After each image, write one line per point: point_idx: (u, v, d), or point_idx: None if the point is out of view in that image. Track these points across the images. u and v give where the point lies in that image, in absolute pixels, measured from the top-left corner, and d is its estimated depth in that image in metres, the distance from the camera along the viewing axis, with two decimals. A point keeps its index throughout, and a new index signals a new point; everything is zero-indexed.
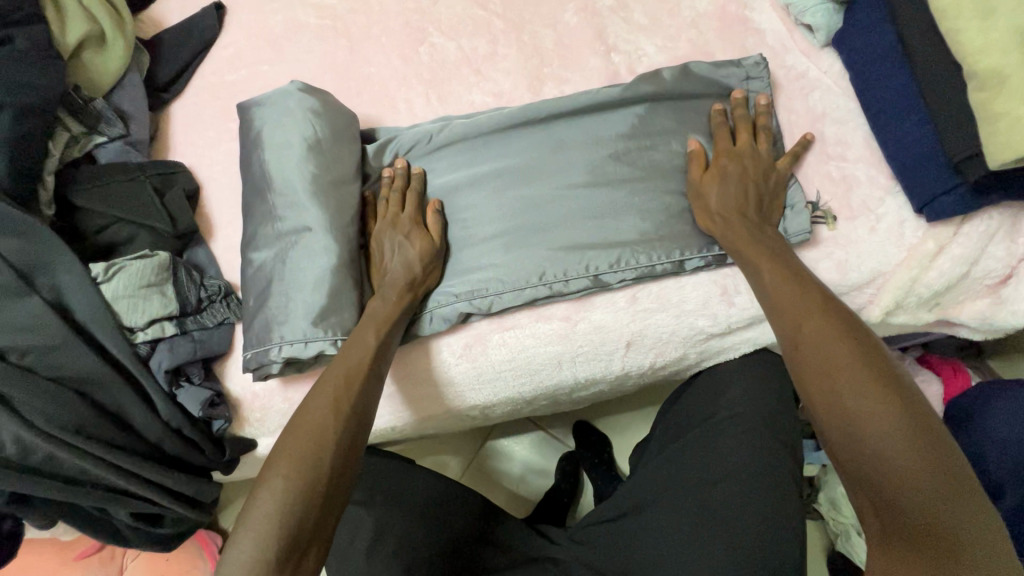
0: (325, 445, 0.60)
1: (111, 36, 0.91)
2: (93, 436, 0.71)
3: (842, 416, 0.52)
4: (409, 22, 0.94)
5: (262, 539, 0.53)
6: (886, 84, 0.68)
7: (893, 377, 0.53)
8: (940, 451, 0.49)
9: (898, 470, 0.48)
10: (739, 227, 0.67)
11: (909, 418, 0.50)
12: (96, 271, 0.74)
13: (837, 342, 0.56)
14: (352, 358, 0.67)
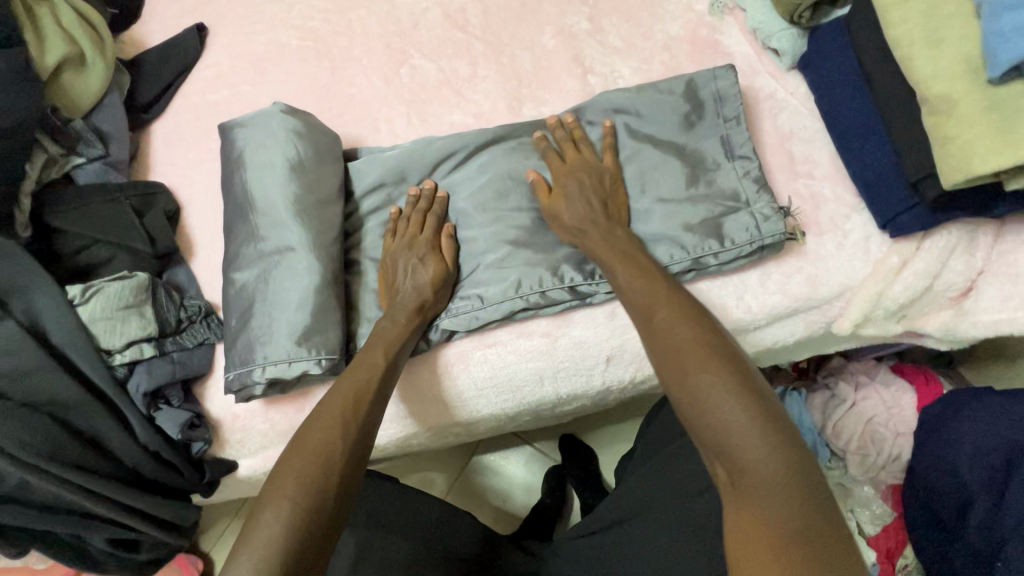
0: (334, 461, 0.59)
1: (92, 57, 0.91)
2: (68, 461, 0.70)
3: (699, 402, 0.52)
4: (390, 44, 0.96)
5: (265, 562, 0.52)
6: (849, 106, 0.71)
7: (711, 359, 0.55)
8: (790, 439, 0.50)
9: (755, 457, 0.49)
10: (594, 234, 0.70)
11: (763, 407, 0.51)
12: (73, 293, 0.74)
13: (696, 339, 0.57)
14: (361, 373, 0.67)
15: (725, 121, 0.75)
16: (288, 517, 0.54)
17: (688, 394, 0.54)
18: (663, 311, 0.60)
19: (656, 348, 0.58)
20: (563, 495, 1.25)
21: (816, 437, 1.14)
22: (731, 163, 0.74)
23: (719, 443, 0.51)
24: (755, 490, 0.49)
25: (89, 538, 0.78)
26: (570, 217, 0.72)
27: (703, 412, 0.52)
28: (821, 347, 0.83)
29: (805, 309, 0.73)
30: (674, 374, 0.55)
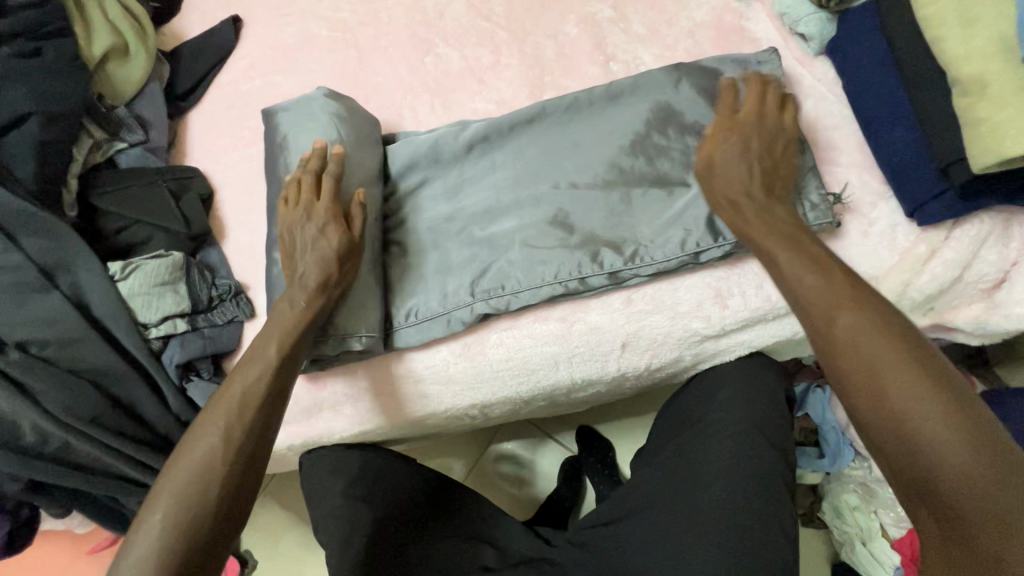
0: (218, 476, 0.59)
1: (135, 48, 0.95)
2: (109, 426, 0.75)
3: (895, 407, 0.49)
4: (416, 33, 0.98)
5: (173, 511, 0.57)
6: (878, 91, 0.69)
7: (918, 361, 0.50)
8: (999, 450, 0.45)
9: (957, 475, 0.45)
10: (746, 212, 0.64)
11: (969, 411, 0.47)
12: (114, 269, 0.78)
13: (876, 337, 0.52)
14: (252, 378, 0.66)
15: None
16: (164, 531, 0.56)
17: (870, 398, 0.50)
18: (844, 318, 0.54)
19: (838, 364, 0.53)
20: (578, 487, 1.26)
21: (840, 436, 1.13)
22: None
23: (916, 472, 0.47)
24: (958, 509, 0.45)
25: (125, 503, 0.83)
26: (727, 193, 0.66)
27: (899, 436, 0.48)
28: None
29: None
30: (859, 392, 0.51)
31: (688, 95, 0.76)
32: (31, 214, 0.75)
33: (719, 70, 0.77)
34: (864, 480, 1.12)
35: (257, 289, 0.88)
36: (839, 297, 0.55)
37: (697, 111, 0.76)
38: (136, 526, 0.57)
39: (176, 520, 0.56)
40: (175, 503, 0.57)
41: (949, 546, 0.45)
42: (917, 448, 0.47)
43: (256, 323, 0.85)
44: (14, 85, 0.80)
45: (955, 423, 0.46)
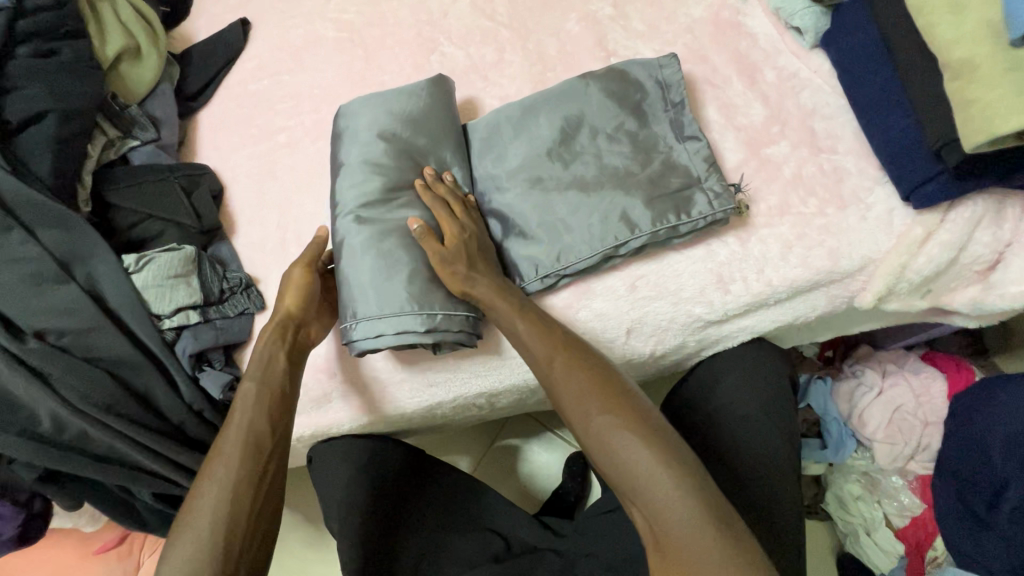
0: (242, 504, 0.66)
1: (146, 49, 0.98)
2: (124, 415, 0.76)
3: (605, 452, 0.63)
4: (421, 33, 1.01)
5: (221, 499, 0.65)
6: (872, 79, 0.72)
7: (616, 404, 0.65)
8: (718, 506, 0.58)
9: (676, 520, 0.57)
10: (486, 290, 0.71)
11: (686, 469, 0.60)
12: (129, 261, 0.80)
13: (585, 383, 0.66)
14: (252, 420, 0.71)
15: (672, 106, 0.78)
16: (211, 506, 0.65)
17: (592, 440, 0.64)
18: (556, 362, 0.69)
19: (571, 403, 0.66)
20: (583, 480, 1.27)
21: (842, 426, 1.14)
22: (682, 143, 0.76)
23: (652, 512, 0.59)
24: (678, 543, 0.57)
25: (138, 493, 0.83)
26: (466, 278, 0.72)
27: (630, 474, 0.61)
28: (845, 324, 0.82)
29: (825, 283, 0.73)
30: (585, 427, 0.65)
31: (657, 82, 0.78)
32: (48, 208, 0.77)
33: (627, 71, 0.80)
34: (865, 470, 1.13)
35: (267, 281, 0.90)
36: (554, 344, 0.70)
37: (671, 95, 0.78)
38: (191, 517, 0.65)
39: (200, 541, 0.63)
40: (219, 473, 0.67)
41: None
42: (665, 496, 0.59)
43: (266, 315, 0.87)
44: (33, 84, 0.82)
45: (679, 475, 0.59)
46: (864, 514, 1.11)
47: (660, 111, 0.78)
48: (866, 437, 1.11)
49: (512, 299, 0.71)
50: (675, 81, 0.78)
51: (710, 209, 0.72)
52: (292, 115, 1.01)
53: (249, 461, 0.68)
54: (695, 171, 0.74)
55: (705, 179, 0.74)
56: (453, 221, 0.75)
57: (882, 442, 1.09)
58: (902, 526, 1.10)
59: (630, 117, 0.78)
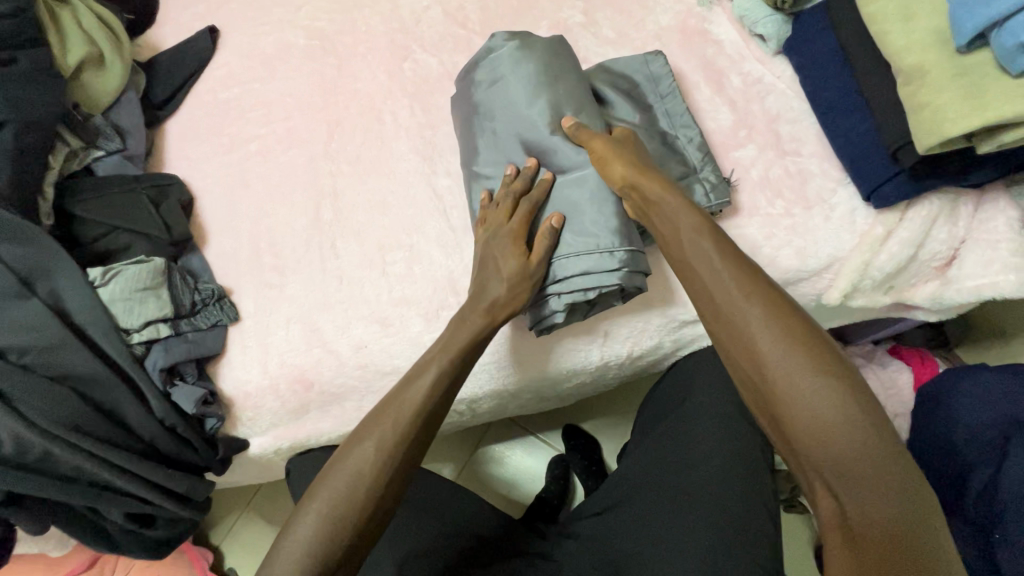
0: (369, 496, 0.62)
1: (110, 57, 0.96)
2: (92, 433, 0.73)
3: (806, 420, 0.54)
4: (394, 40, 1.01)
5: (382, 458, 0.64)
6: (832, 84, 0.74)
7: (840, 370, 0.55)
8: (931, 520, 0.52)
9: (878, 509, 0.51)
10: (659, 224, 0.67)
11: (905, 473, 0.52)
12: (95, 275, 0.78)
13: (799, 342, 0.57)
14: (408, 409, 0.66)
15: (660, 98, 0.80)
16: (376, 457, 0.64)
17: (795, 409, 0.55)
18: (763, 313, 0.58)
19: (769, 358, 0.57)
20: (566, 484, 1.28)
21: None
22: (675, 132, 0.79)
23: (848, 496, 0.52)
24: (879, 542, 0.50)
25: (108, 515, 0.81)
26: (629, 209, 0.69)
27: (832, 452, 0.53)
28: (815, 320, 0.84)
29: (795, 282, 0.75)
30: (774, 383, 0.56)
31: (654, 78, 0.81)
32: (12, 224, 0.75)
33: (622, 66, 0.82)
34: None
35: (240, 292, 0.88)
36: (768, 293, 0.59)
37: (662, 91, 0.81)
38: (352, 460, 0.64)
39: (323, 530, 0.60)
40: (387, 428, 0.65)
41: (837, 553, 0.52)
42: (870, 486, 0.52)
43: (240, 327, 0.86)
44: None
45: (900, 477, 0.52)
46: None
47: (652, 101, 0.81)
48: None
49: (680, 241, 0.65)
50: (664, 74, 0.81)
51: (714, 199, 0.74)
52: (263, 124, 1.00)
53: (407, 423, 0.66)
54: (684, 167, 0.76)
55: (701, 168, 0.76)
56: (611, 147, 0.71)
57: None
58: None
59: (626, 102, 0.79)
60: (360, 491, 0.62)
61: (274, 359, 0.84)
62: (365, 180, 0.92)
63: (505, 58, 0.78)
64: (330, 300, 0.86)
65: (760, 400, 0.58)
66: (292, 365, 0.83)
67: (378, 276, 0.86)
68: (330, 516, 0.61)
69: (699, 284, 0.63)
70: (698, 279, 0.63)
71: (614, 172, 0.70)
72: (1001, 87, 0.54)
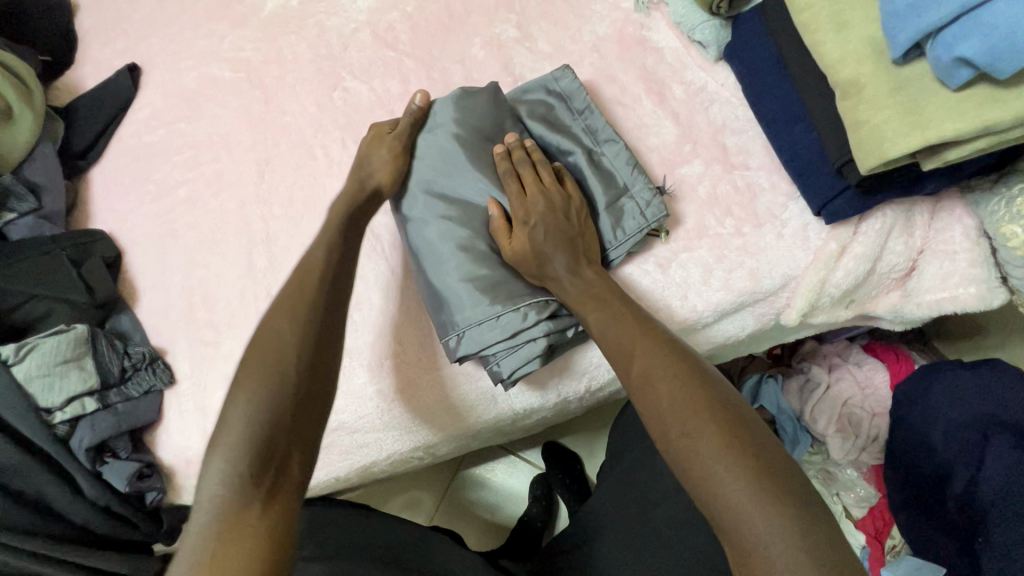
0: (290, 355, 0.58)
1: (18, 108, 0.89)
2: (12, 526, 0.69)
3: (692, 466, 0.52)
4: (322, 68, 0.95)
5: (260, 411, 0.55)
6: (774, 94, 0.70)
7: (715, 408, 0.54)
8: (837, 548, 0.47)
9: (775, 549, 0.47)
10: (569, 290, 0.66)
11: (798, 504, 0.48)
12: (6, 352, 0.72)
13: (674, 384, 0.56)
14: (306, 265, 0.64)
15: (578, 115, 0.76)
16: (249, 416, 0.55)
17: (671, 449, 0.54)
18: (642, 359, 0.59)
19: (652, 404, 0.56)
20: (549, 505, 1.25)
21: (794, 423, 1.14)
22: (600, 148, 0.75)
23: (741, 541, 0.48)
24: None
25: None
26: (553, 270, 0.67)
27: (715, 492, 0.50)
28: (779, 337, 0.80)
29: (750, 304, 0.72)
30: (663, 430, 0.55)
31: (570, 95, 0.77)
32: None
33: (529, 89, 0.78)
34: (824, 466, 1.16)
35: (175, 352, 0.84)
36: (645, 338, 0.60)
37: (580, 106, 0.76)
38: (231, 423, 0.55)
39: (220, 519, 0.51)
40: (258, 384, 0.57)
41: None
42: (758, 523, 0.48)
43: (177, 390, 0.82)
44: None
45: (785, 508, 0.48)
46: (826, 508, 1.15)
47: (569, 123, 0.76)
48: (818, 433, 1.11)
49: (587, 294, 0.65)
50: (576, 89, 0.76)
51: (655, 216, 0.70)
52: (191, 167, 0.95)
53: (287, 367, 0.58)
54: (613, 186, 0.73)
55: (633, 187, 0.72)
56: (524, 208, 0.68)
57: (834, 436, 1.09)
58: (862, 517, 1.12)
59: (540, 125, 0.76)
60: (282, 354, 0.58)
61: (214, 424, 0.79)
62: (299, 222, 0.87)
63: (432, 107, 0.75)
64: None
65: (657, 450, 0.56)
66: None
67: None
68: (223, 492, 0.53)
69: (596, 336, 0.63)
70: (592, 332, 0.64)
71: (533, 234, 0.67)
72: (938, 102, 0.51)
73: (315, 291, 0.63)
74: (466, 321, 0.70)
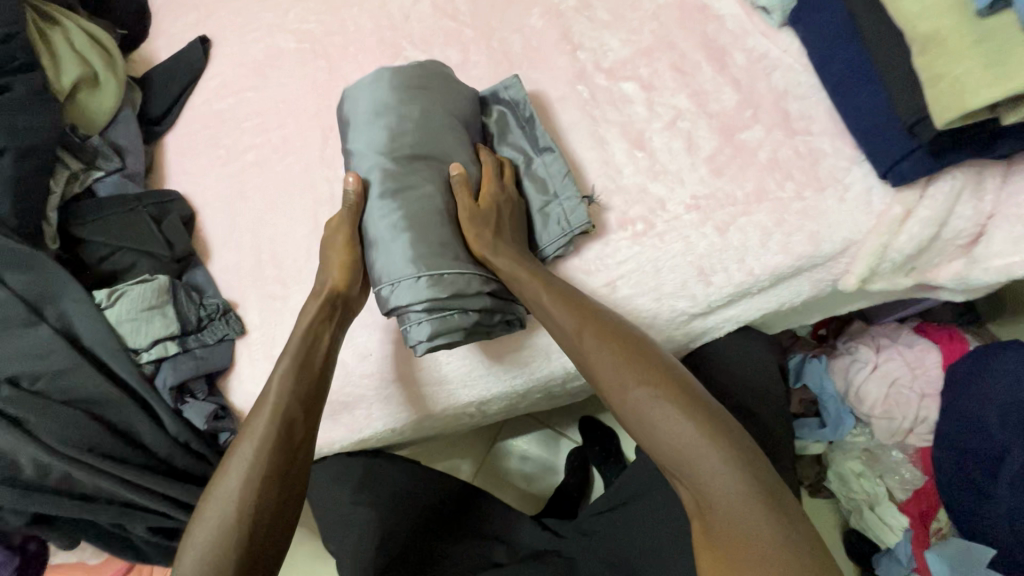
0: (284, 422, 0.67)
1: (104, 75, 0.96)
2: (106, 453, 0.75)
3: (646, 419, 0.60)
4: (384, 38, 0.98)
5: (251, 476, 0.64)
6: (843, 58, 0.71)
7: (660, 374, 0.62)
8: (771, 486, 0.56)
9: (723, 485, 0.55)
10: (525, 269, 0.70)
11: (739, 446, 0.57)
12: (101, 297, 0.79)
13: (622, 358, 0.64)
14: (300, 334, 0.72)
15: (523, 123, 0.80)
16: (241, 477, 0.64)
17: (628, 411, 0.62)
18: (590, 335, 0.66)
19: (606, 373, 0.64)
20: (585, 477, 1.27)
21: (839, 404, 1.12)
22: (538, 157, 0.78)
23: (693, 479, 0.57)
24: (725, 516, 0.54)
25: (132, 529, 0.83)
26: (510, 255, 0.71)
27: (670, 438, 0.58)
28: (832, 305, 0.81)
29: (807, 269, 0.72)
30: (617, 396, 0.63)
31: (514, 102, 0.80)
32: (24, 255, 0.77)
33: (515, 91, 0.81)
34: (867, 446, 1.12)
35: (245, 305, 0.88)
36: (595, 315, 0.68)
37: (517, 117, 0.80)
38: (230, 476, 0.64)
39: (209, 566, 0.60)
40: (254, 446, 0.66)
41: (709, 540, 0.55)
42: (705, 461, 0.57)
43: (247, 340, 0.86)
44: None
45: (724, 453, 0.56)
46: (867, 490, 1.09)
47: (517, 132, 0.80)
48: (863, 414, 1.09)
49: (542, 274, 0.70)
50: (520, 98, 0.80)
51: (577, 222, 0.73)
52: (259, 133, 0.99)
53: (269, 438, 0.66)
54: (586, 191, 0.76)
55: (561, 195, 0.76)
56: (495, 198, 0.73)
57: (879, 418, 1.08)
58: (905, 500, 1.08)
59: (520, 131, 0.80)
60: (256, 423, 0.67)
61: None
62: None
63: (424, 76, 0.77)
64: None
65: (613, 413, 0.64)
66: None
67: None
68: (214, 543, 0.61)
69: (540, 314, 0.69)
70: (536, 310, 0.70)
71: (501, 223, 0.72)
72: None
73: (317, 364, 0.72)
74: (400, 273, 0.70)
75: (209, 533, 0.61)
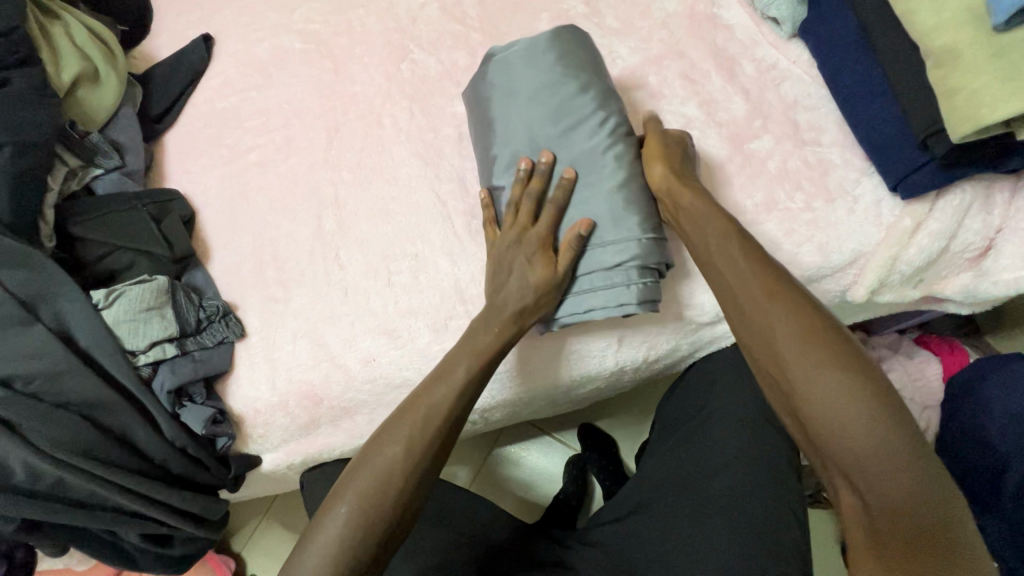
0: (440, 410, 0.67)
1: (105, 71, 0.94)
2: (100, 458, 0.73)
3: (811, 399, 0.57)
4: (390, 41, 0.98)
5: (401, 461, 0.64)
6: (854, 70, 0.71)
7: (846, 350, 0.57)
8: (938, 483, 0.53)
9: (885, 478, 0.53)
10: (706, 239, 0.67)
11: (904, 437, 0.54)
12: (97, 297, 0.77)
13: (802, 329, 0.59)
14: (502, 316, 0.70)
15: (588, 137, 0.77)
16: (397, 460, 0.64)
17: (794, 383, 0.58)
18: (770, 302, 0.61)
19: (794, 345, 0.59)
20: (584, 484, 1.26)
21: None
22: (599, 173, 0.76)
23: (852, 465, 0.54)
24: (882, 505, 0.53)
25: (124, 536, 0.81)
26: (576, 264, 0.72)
27: (834, 421, 0.55)
28: (838, 317, 0.81)
29: (816, 279, 0.72)
30: (777, 369, 0.59)
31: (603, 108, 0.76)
32: (20, 252, 0.74)
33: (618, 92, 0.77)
34: None
35: (245, 308, 0.87)
36: (771, 281, 0.62)
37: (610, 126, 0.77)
38: (376, 459, 0.65)
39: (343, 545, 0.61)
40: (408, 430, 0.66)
41: (869, 526, 0.54)
42: (856, 453, 0.54)
43: (247, 343, 0.85)
44: None
45: (895, 442, 0.54)
46: None
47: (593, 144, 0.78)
48: None
49: (706, 242, 0.67)
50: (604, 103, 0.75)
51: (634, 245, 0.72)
52: (262, 132, 0.98)
53: (435, 420, 0.66)
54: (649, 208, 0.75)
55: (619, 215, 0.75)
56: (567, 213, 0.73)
57: None
58: None
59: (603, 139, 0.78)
60: (430, 402, 0.67)
61: (282, 376, 0.83)
62: (367, 187, 0.90)
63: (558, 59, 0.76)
64: (337, 314, 0.84)
65: (772, 382, 0.61)
66: (300, 380, 0.82)
67: (383, 286, 0.84)
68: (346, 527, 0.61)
69: (720, 279, 0.66)
70: (718, 275, 0.66)
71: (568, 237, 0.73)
72: None
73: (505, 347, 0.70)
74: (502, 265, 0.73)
75: (342, 519, 0.62)
